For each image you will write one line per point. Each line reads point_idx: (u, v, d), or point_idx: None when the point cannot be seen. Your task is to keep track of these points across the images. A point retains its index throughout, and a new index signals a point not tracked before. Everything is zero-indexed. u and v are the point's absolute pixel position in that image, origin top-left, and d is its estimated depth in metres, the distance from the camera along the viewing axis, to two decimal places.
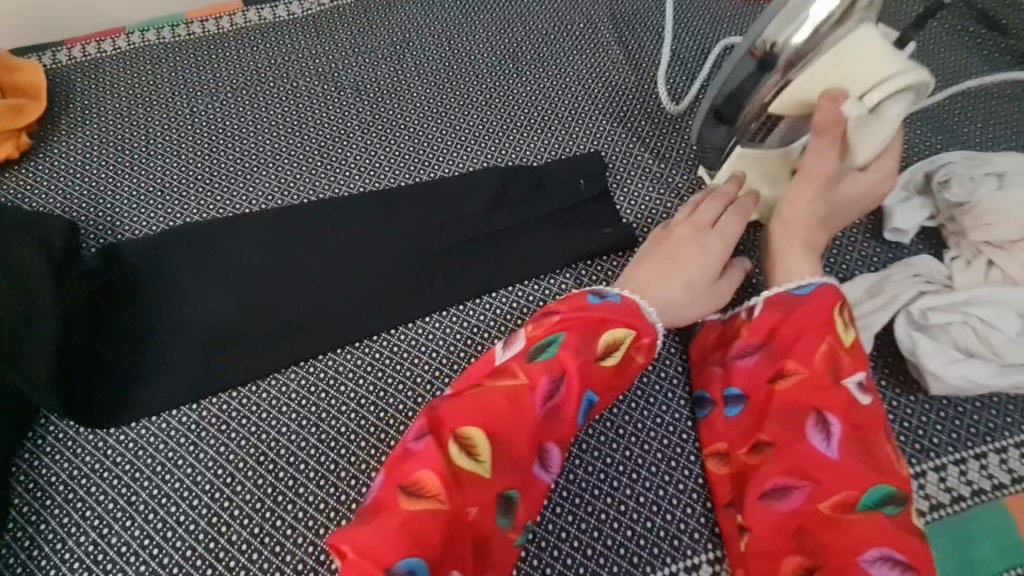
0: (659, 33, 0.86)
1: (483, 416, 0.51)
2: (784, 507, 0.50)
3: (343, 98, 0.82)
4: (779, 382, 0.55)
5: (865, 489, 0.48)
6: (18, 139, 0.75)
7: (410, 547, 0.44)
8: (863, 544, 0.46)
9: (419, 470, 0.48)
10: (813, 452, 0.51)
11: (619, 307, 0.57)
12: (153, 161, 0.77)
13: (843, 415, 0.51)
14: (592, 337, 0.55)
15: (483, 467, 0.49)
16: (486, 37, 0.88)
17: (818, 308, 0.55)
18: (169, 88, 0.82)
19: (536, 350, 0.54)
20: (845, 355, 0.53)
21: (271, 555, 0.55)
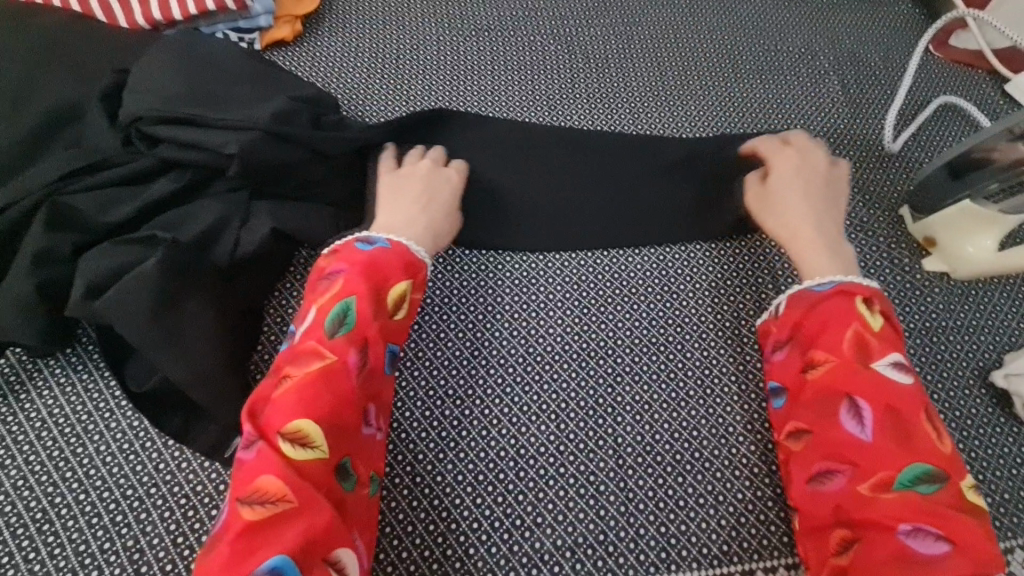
0: (874, 77, 0.90)
1: (303, 407, 0.48)
2: (826, 489, 0.52)
3: (573, 62, 0.88)
4: (811, 371, 0.56)
5: (901, 468, 0.49)
6: (294, 24, 0.82)
7: (276, 543, 0.42)
8: (894, 518, 0.48)
9: (262, 474, 0.45)
10: (849, 437, 0.52)
11: (385, 254, 0.58)
12: (400, 71, 0.84)
13: (876, 396, 0.52)
14: (375, 296, 0.55)
15: (319, 451, 0.47)
16: (708, 39, 0.93)
17: (831, 305, 0.58)
18: (421, 13, 0.90)
19: (331, 322, 0.53)
20: (873, 337, 0.55)
21: (481, 439, 0.61)
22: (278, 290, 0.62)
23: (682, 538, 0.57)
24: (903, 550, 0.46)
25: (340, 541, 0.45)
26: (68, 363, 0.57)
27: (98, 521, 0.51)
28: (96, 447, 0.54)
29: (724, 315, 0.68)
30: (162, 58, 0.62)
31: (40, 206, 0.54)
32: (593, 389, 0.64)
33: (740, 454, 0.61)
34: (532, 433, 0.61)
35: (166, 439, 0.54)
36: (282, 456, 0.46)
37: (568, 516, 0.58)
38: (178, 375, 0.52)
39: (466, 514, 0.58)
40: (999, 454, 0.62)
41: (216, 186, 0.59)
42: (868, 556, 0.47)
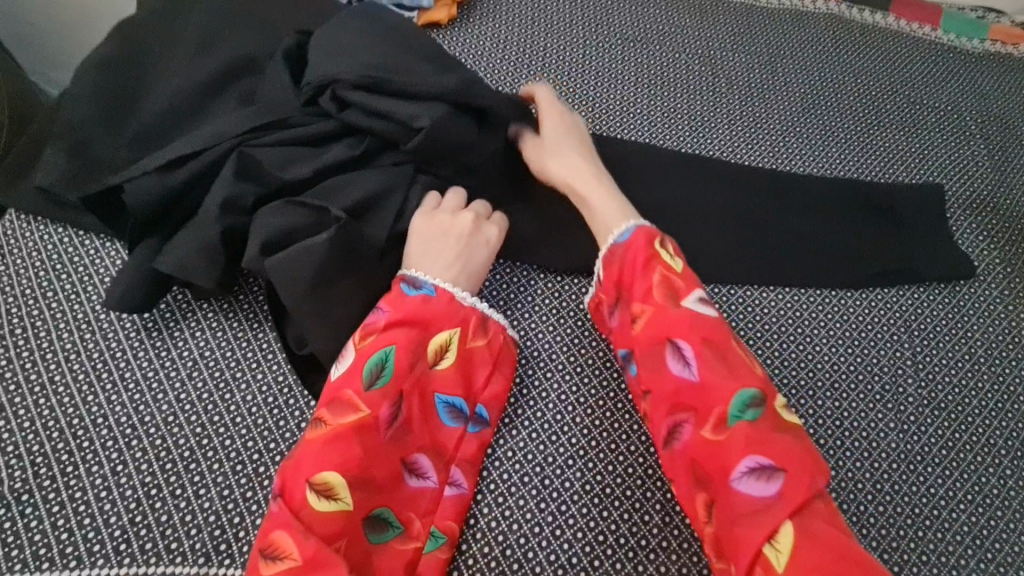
0: (1023, 147, 0.87)
1: (337, 456, 0.49)
2: (679, 442, 0.53)
3: (716, 85, 0.87)
4: (636, 326, 0.56)
5: (731, 399, 0.51)
6: (451, 8, 0.83)
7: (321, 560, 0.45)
8: (738, 456, 0.49)
9: (274, 532, 0.46)
10: (678, 382, 0.53)
11: (434, 303, 0.56)
12: (546, 68, 0.84)
13: (691, 332, 0.54)
14: (419, 346, 0.54)
15: (343, 503, 0.48)
16: (853, 82, 0.91)
17: (636, 245, 0.58)
18: (570, 15, 0.90)
19: (369, 372, 0.52)
20: (676, 278, 0.56)
21: (612, 452, 0.58)
22: None
23: None
24: (749, 493, 0.48)
25: None
26: (221, 309, 0.58)
27: (242, 470, 0.52)
28: (243, 395, 0.55)
29: (856, 366, 0.67)
30: (350, 27, 0.63)
31: (229, 155, 0.55)
32: None
33: (867, 512, 0.59)
34: None
35: (311, 399, 0.55)
36: (321, 490, 0.48)
37: (694, 545, 0.55)
38: None
39: (594, 525, 0.55)
40: None
41: (386, 158, 0.59)
42: (726, 518, 0.49)
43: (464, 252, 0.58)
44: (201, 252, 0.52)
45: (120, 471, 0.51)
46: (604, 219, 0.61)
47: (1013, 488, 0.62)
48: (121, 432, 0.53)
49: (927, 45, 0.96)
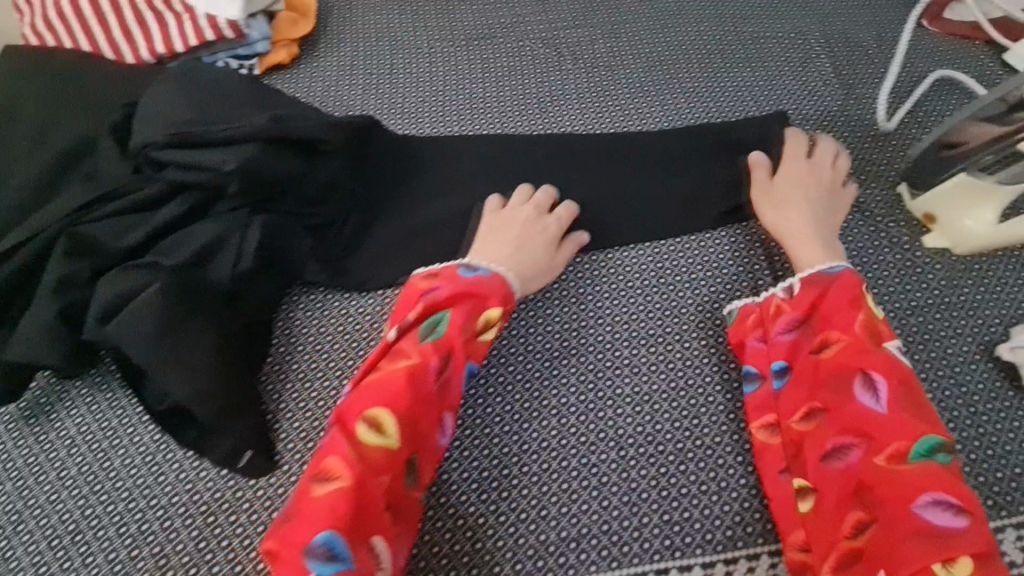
0: (868, 58, 0.89)
1: (380, 399, 0.55)
2: (845, 463, 0.54)
3: (563, 64, 0.90)
4: (826, 351, 0.59)
5: (917, 438, 0.53)
6: (290, 47, 0.86)
7: (321, 522, 0.48)
8: (916, 488, 0.50)
9: (328, 458, 0.52)
10: (866, 409, 0.55)
11: (488, 283, 0.63)
12: (394, 84, 0.87)
13: (891, 374, 0.56)
14: (472, 313, 0.61)
15: (382, 438, 0.53)
16: (697, 30, 0.93)
17: (845, 287, 0.61)
18: (412, 26, 0.92)
19: (425, 329, 0.59)
20: (879, 325, 0.59)
21: (487, 436, 0.63)
22: (285, 305, 0.66)
23: (686, 525, 0.58)
24: (924, 523, 0.49)
25: (377, 529, 0.50)
26: (94, 384, 0.61)
27: (126, 530, 0.54)
28: (122, 461, 0.57)
29: (719, 303, 0.70)
30: (166, 89, 0.65)
31: (60, 237, 0.58)
32: (591, 384, 0.66)
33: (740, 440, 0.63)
34: (537, 430, 0.63)
35: (185, 451, 0.57)
36: (355, 447, 0.52)
37: (572, 508, 0.60)
38: (186, 394, 0.54)
39: (473, 510, 0.60)
40: (1009, 428, 0.61)
41: (218, 205, 0.61)
42: (889, 535, 0.49)
43: (520, 248, 0.67)
44: (47, 336, 0.55)
45: (10, 556, 0.54)
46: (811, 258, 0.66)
47: None
48: (8, 519, 0.55)
49: None
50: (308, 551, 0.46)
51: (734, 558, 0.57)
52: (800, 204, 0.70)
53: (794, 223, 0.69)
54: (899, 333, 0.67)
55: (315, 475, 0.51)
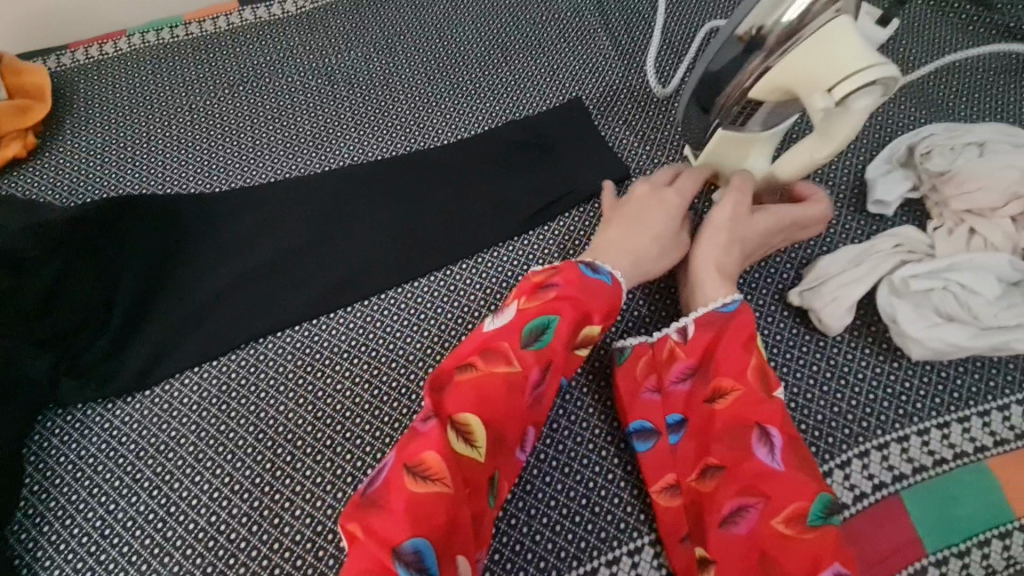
0: (645, 21, 0.88)
1: (473, 400, 0.47)
2: (740, 527, 0.47)
3: (338, 91, 0.85)
4: (720, 399, 0.51)
5: (813, 498, 0.45)
6: (25, 138, 0.77)
7: (418, 527, 0.41)
8: (817, 562, 0.43)
9: (426, 448, 0.44)
10: (760, 468, 0.47)
11: (607, 292, 0.56)
12: (153, 151, 0.79)
13: (784, 424, 0.49)
14: (580, 321, 0.53)
15: (479, 453, 0.46)
16: (474, 28, 0.90)
17: (741, 325, 0.54)
18: (169, 84, 0.85)
19: (530, 332, 0.51)
20: (768, 366, 0.52)
21: (275, 530, 0.54)
22: (37, 434, 0.59)
23: (495, 567, 0.55)
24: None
25: (462, 549, 0.43)
26: None
27: None
28: None
29: None
30: None
31: None
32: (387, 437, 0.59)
33: (548, 457, 0.60)
34: (326, 504, 0.55)
35: None
36: (450, 446, 0.45)
37: None
38: None
39: None
40: (810, 374, 0.59)
41: None
42: None
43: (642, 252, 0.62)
44: None
45: None
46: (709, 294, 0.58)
47: None
48: None
49: None
50: (400, 553, 0.39)
51: None
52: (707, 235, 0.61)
53: (709, 249, 0.60)
54: None
55: (407, 468, 0.43)
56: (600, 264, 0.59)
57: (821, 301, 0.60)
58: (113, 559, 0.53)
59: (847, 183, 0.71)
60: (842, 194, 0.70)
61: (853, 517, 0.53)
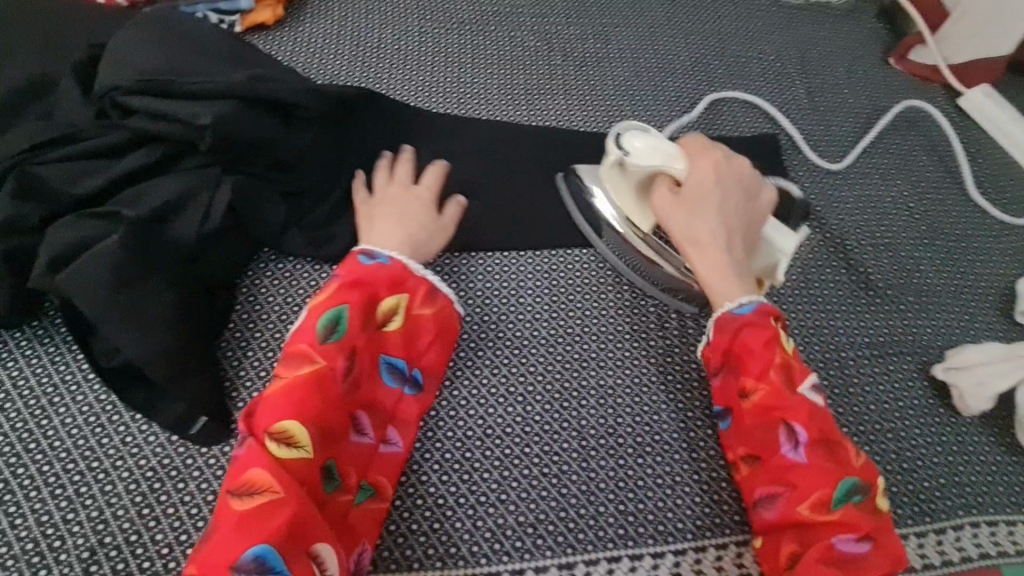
0: (838, 88, 0.94)
1: (292, 411, 0.50)
2: (769, 503, 0.53)
3: (552, 58, 0.90)
4: (746, 399, 0.56)
5: (838, 483, 0.51)
6: (276, 9, 0.83)
7: (258, 535, 0.44)
8: (832, 532, 0.50)
9: (250, 469, 0.47)
10: (782, 462, 0.53)
11: (385, 272, 0.58)
12: (380, 57, 0.85)
13: (809, 422, 0.53)
14: (369, 308, 0.57)
15: (302, 452, 0.49)
16: (683, 42, 0.96)
17: (750, 322, 0.57)
18: (402, 2, 0.91)
19: (323, 329, 0.54)
20: (791, 363, 0.56)
21: (450, 418, 0.63)
22: (251, 271, 0.64)
23: (638, 515, 0.60)
24: (835, 555, 0.50)
25: (319, 536, 0.47)
26: (34, 335, 0.57)
27: (61, 493, 0.51)
28: (61, 419, 0.54)
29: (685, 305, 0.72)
30: (139, 31, 0.61)
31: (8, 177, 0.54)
32: (557, 373, 0.67)
33: (697, 437, 0.65)
34: (500, 414, 0.64)
35: (135, 415, 0.54)
36: (271, 457, 0.48)
37: (532, 494, 0.61)
38: (142, 354, 0.51)
39: (436, 491, 0.60)
40: (940, 442, 0.65)
41: (186, 158, 0.58)
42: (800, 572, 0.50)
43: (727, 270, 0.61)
44: None
45: None
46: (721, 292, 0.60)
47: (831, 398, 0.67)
48: None
49: None
50: (237, 567, 0.42)
51: (683, 549, 0.59)
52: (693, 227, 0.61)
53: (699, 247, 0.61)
54: (855, 347, 0.71)
55: (234, 490, 0.46)
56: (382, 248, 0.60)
57: (967, 382, 0.65)
58: None
59: (996, 289, 0.77)
60: (990, 298, 0.77)
61: (955, 574, 0.59)
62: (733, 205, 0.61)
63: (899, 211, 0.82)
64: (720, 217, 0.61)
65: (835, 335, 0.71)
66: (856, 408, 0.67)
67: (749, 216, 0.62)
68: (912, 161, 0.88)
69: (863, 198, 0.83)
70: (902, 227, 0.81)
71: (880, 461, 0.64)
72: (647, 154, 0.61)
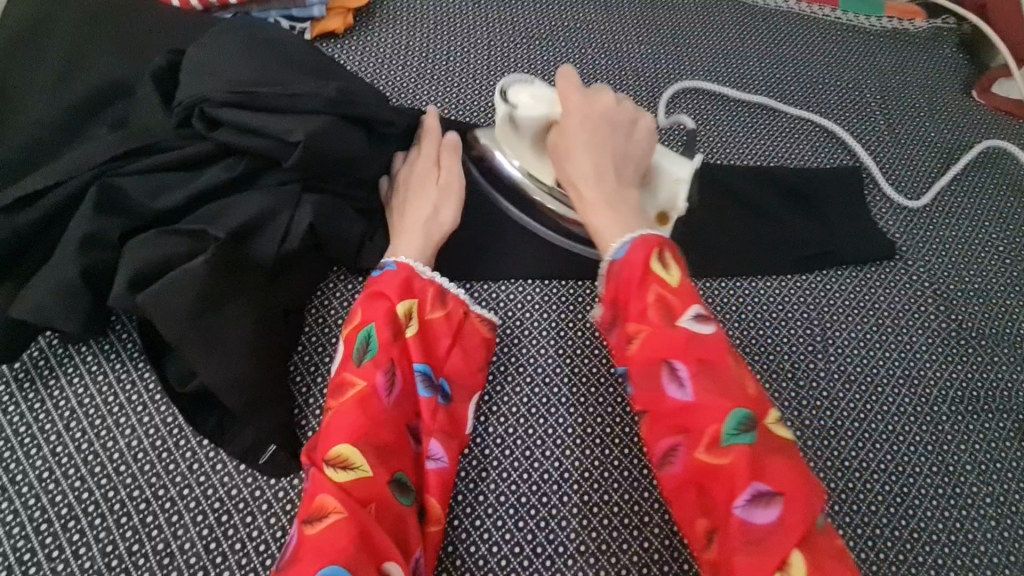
0: (920, 119, 0.90)
1: (347, 429, 0.48)
2: (674, 468, 0.45)
3: (624, 77, 0.87)
4: (631, 344, 0.47)
5: (725, 418, 0.43)
6: (346, 16, 0.81)
7: (323, 558, 0.40)
8: (731, 491, 0.42)
9: (318, 495, 0.44)
10: (672, 408, 0.44)
11: (399, 276, 0.56)
12: (450, 70, 0.82)
13: (687, 351, 0.45)
14: (393, 315, 0.54)
15: (360, 470, 0.46)
16: (758, 65, 0.92)
17: (634, 259, 0.48)
18: (473, 14, 0.88)
19: (358, 350, 0.52)
20: (671, 294, 0.46)
21: (525, 459, 0.58)
22: (321, 291, 0.61)
23: None
24: (740, 528, 0.41)
25: (388, 553, 0.43)
26: (100, 351, 0.55)
27: (127, 522, 0.49)
28: (127, 442, 0.52)
29: (765, 347, 0.69)
30: (221, 40, 0.59)
31: (88, 188, 0.52)
32: (639, 415, 0.61)
33: None
34: (576, 457, 0.59)
35: (202, 441, 0.52)
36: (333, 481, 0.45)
37: (612, 544, 0.55)
38: (218, 380, 0.49)
39: (509, 537, 0.55)
40: None
41: (267, 178, 0.56)
42: (726, 548, 0.42)
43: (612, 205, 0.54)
44: (64, 299, 0.49)
45: None
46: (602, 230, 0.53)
47: (923, 457, 0.64)
48: None
49: (827, 23, 0.98)
50: None
51: None
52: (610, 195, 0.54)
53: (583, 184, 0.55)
54: (948, 401, 0.67)
55: (305, 518, 0.44)
56: (388, 255, 0.58)
57: None
58: None
59: None
60: None
61: None
62: (589, 136, 0.56)
63: (988, 254, 0.78)
64: (589, 150, 0.55)
65: (927, 389, 0.67)
66: (949, 468, 0.63)
67: (609, 144, 0.56)
68: (1001, 200, 0.83)
69: (949, 238, 0.79)
70: (993, 271, 0.77)
71: (975, 527, 0.61)
72: (534, 105, 0.60)
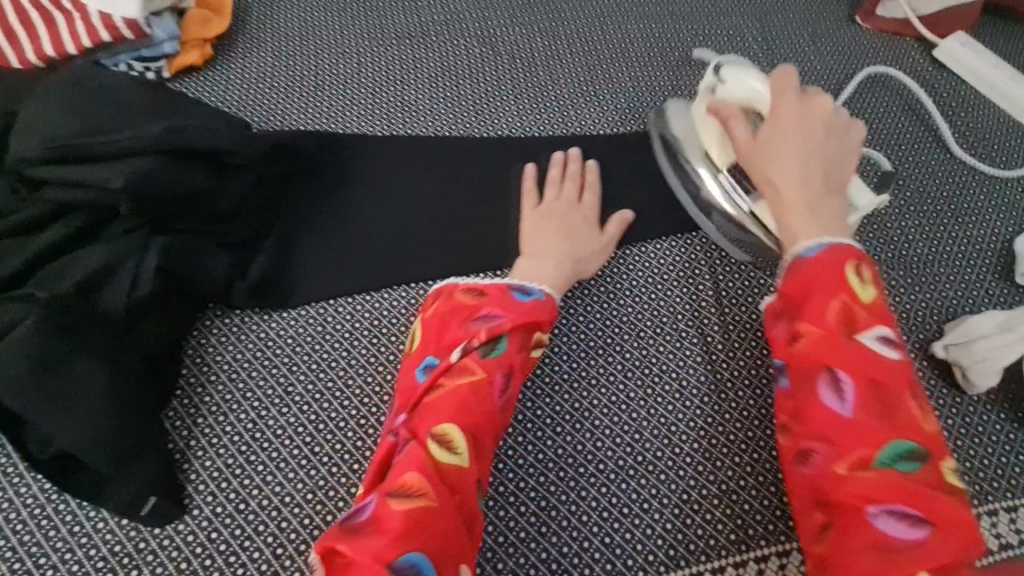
0: (805, 54, 0.89)
1: (455, 411, 0.48)
2: (808, 468, 0.46)
3: (500, 61, 0.86)
4: (794, 342, 0.48)
5: (884, 445, 0.43)
6: (203, 48, 0.80)
7: (417, 540, 0.40)
8: (863, 498, 0.42)
9: (409, 472, 0.44)
10: (828, 414, 0.45)
11: (545, 308, 0.55)
12: (317, 84, 0.81)
13: (857, 369, 0.45)
14: (526, 336, 0.54)
15: (463, 458, 0.46)
16: (635, 27, 0.91)
17: (826, 261, 0.49)
18: (337, 23, 0.87)
19: (490, 349, 0.51)
20: (860, 308, 0.46)
21: None
22: (196, 330, 0.60)
23: (627, 546, 0.55)
24: (871, 531, 0.42)
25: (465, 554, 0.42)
26: None
27: None
28: (6, 515, 0.51)
29: (663, 305, 0.66)
30: (46, 95, 0.58)
31: None
32: (532, 401, 0.61)
33: (683, 453, 0.59)
34: None
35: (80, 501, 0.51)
36: (434, 460, 0.45)
37: (511, 535, 0.55)
38: (76, 441, 0.48)
39: None
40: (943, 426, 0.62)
41: (111, 229, 0.55)
42: (843, 543, 0.42)
43: (806, 195, 0.54)
44: None
45: None
46: (791, 231, 0.53)
47: None
48: None
49: None
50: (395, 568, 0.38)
51: None
52: (814, 194, 0.54)
53: (787, 174, 0.55)
54: None
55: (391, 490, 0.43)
56: (532, 284, 0.57)
57: (968, 357, 0.62)
58: (255, 465, 0.54)
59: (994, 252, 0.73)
60: (986, 259, 0.72)
61: None
62: (806, 138, 0.56)
63: None
64: (797, 150, 0.55)
65: None
66: None
67: (827, 154, 0.56)
68: (890, 122, 0.82)
69: None
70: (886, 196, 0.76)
71: None
72: (737, 82, 0.62)
